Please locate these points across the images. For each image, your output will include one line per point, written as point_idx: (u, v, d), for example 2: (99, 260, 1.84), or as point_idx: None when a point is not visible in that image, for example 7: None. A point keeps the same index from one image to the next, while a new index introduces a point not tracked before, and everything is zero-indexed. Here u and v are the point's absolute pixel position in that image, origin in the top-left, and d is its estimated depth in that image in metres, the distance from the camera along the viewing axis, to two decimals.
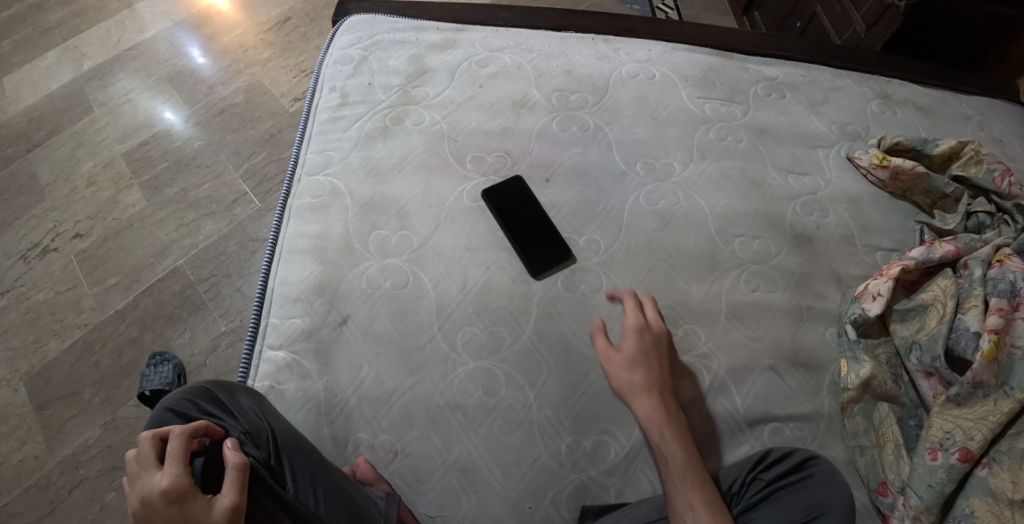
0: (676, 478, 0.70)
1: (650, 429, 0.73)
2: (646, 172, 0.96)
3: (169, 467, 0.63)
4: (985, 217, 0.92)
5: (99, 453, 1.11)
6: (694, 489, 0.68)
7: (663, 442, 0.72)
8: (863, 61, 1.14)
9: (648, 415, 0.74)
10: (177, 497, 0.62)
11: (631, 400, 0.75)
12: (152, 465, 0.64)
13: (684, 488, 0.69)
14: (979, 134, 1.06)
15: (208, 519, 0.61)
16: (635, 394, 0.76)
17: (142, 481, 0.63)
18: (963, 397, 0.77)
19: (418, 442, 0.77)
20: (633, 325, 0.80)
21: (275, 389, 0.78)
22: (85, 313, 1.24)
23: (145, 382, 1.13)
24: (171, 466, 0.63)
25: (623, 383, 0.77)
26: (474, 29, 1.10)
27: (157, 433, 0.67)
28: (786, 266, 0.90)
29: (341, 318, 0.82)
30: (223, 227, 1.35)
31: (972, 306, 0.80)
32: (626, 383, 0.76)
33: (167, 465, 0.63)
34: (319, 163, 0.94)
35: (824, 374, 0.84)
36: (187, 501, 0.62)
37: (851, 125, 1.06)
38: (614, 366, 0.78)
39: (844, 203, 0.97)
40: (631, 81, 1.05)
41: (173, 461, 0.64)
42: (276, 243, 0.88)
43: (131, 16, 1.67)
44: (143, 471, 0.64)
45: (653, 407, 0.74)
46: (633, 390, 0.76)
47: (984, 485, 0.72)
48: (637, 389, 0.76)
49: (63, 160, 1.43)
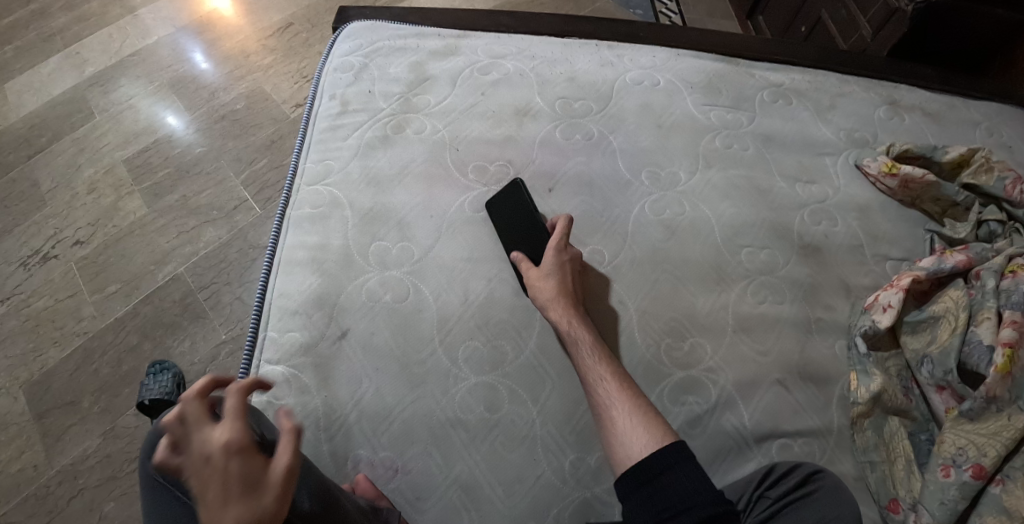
0: (600, 387, 0.74)
1: (575, 345, 0.77)
2: (651, 180, 0.94)
3: (229, 418, 0.53)
4: (996, 225, 0.90)
5: (98, 463, 1.10)
6: (621, 395, 0.72)
7: (586, 355, 0.76)
8: (871, 67, 1.13)
9: (572, 333, 0.77)
10: (248, 453, 0.51)
11: (552, 317, 0.79)
12: (205, 418, 0.53)
13: (610, 397, 0.72)
14: (990, 141, 1.04)
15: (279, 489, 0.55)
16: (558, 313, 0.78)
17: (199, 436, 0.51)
18: (976, 411, 0.74)
19: (419, 458, 0.75)
20: (556, 250, 0.82)
21: (273, 404, 0.77)
22: (85, 321, 1.23)
23: (142, 391, 1.09)
24: (229, 416, 0.53)
25: (544, 300, 0.79)
26: (476, 36, 1.08)
27: (208, 381, 0.58)
28: (794, 277, 0.88)
29: (340, 331, 0.81)
30: (224, 235, 1.34)
31: (984, 318, 0.79)
32: (545, 298, 0.79)
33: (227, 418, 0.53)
34: (318, 173, 0.92)
35: (834, 388, 0.82)
36: (252, 461, 0.50)
37: (859, 132, 1.04)
38: (534, 280, 0.81)
39: (852, 212, 0.95)
40: (636, 88, 1.03)
41: (230, 413, 0.53)
42: (274, 254, 0.86)
43: (133, 21, 1.66)
44: (194, 424, 0.53)
45: (574, 325, 0.78)
46: (554, 304, 0.79)
47: (998, 502, 0.70)
48: (560, 310, 0.79)
49: (64, 166, 1.43)
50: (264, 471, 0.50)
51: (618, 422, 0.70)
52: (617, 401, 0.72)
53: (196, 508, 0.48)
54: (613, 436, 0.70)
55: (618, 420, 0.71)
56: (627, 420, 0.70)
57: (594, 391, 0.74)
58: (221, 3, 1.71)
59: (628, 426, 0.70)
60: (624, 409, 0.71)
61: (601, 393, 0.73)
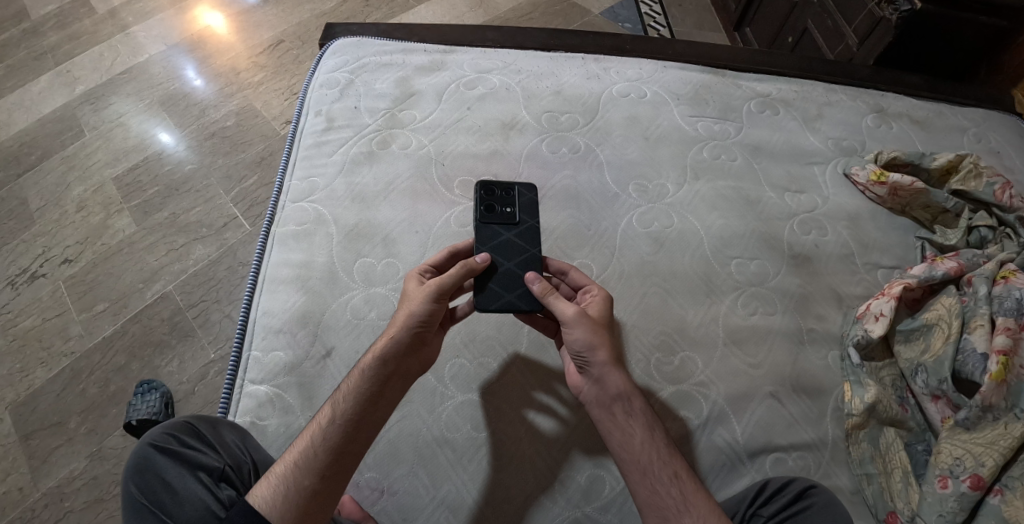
0: (669, 483, 0.64)
1: (635, 423, 0.67)
2: (639, 193, 0.94)
3: (428, 289, 0.71)
4: (987, 231, 0.90)
5: (84, 485, 1.08)
6: (696, 495, 0.63)
7: (653, 440, 0.67)
8: (857, 75, 1.12)
9: (636, 409, 0.68)
10: (415, 332, 0.69)
11: (608, 386, 0.68)
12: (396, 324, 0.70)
13: (682, 497, 0.63)
14: (979, 147, 1.04)
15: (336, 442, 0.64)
16: (611, 380, 0.69)
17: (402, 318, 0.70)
18: (972, 420, 0.73)
19: (405, 479, 0.74)
20: (604, 303, 0.74)
21: (257, 425, 0.75)
22: (73, 340, 1.22)
23: (132, 410, 1.10)
24: (438, 286, 0.71)
25: (599, 358, 0.69)
26: (463, 51, 1.08)
27: (455, 247, 0.78)
28: (785, 287, 0.87)
29: (324, 350, 0.79)
30: (213, 252, 1.33)
31: (978, 325, 0.77)
32: (598, 356, 0.69)
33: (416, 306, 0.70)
34: (304, 190, 0.92)
35: (828, 399, 0.80)
36: (410, 342, 0.69)
37: (847, 141, 1.03)
38: (581, 325, 0.70)
39: (842, 221, 0.94)
40: (622, 101, 1.03)
41: (430, 287, 0.71)
42: (258, 273, 0.85)
43: (125, 39, 1.67)
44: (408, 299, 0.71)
45: (640, 398, 0.68)
46: (611, 368, 0.69)
47: (998, 513, 0.68)
48: (619, 375, 0.69)
49: (53, 184, 1.42)
50: (410, 348, 0.69)
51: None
52: (696, 502, 0.63)
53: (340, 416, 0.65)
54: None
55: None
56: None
57: (655, 487, 0.64)
58: (214, 21, 1.72)
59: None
60: (701, 514, 0.62)
61: (667, 491, 0.64)
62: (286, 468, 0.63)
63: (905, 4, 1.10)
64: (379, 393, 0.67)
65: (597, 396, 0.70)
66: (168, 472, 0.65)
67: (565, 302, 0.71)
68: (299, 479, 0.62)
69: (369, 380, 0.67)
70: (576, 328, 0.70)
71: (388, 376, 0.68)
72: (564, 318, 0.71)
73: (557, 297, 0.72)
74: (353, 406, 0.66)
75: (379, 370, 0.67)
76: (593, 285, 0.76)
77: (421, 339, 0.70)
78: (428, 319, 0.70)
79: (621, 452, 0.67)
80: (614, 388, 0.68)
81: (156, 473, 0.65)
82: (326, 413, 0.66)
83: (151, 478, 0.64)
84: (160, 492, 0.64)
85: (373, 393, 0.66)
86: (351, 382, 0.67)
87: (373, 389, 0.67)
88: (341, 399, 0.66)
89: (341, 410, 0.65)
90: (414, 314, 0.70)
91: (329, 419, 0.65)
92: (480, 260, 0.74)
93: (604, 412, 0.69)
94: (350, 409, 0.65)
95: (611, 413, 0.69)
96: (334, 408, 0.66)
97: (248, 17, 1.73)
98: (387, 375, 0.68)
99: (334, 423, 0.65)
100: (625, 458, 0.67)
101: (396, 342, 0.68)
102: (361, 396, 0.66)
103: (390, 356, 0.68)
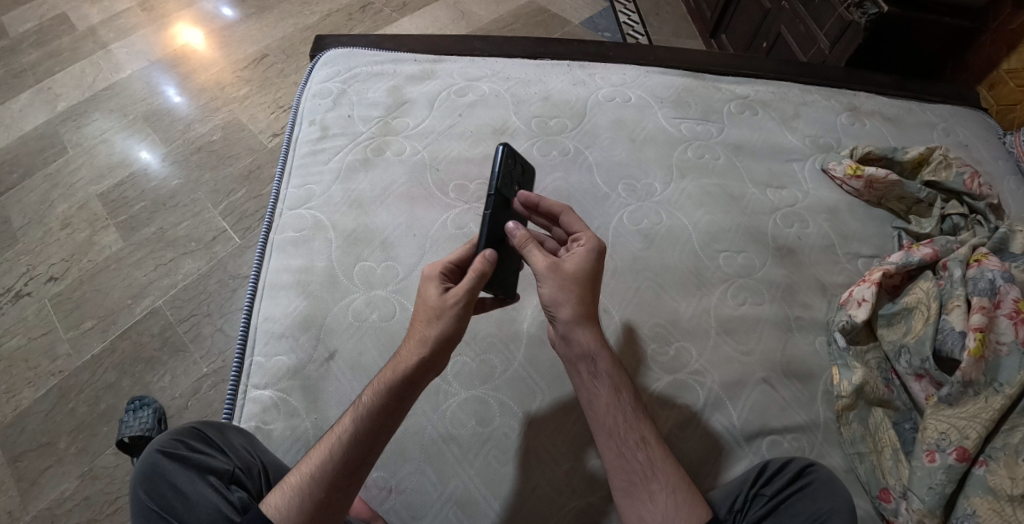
0: (637, 448, 0.68)
1: (600, 383, 0.71)
2: (628, 193, 0.97)
3: (453, 297, 0.69)
4: (959, 219, 0.95)
5: (77, 505, 1.06)
6: (663, 462, 0.67)
7: (619, 403, 0.70)
8: (831, 76, 1.18)
9: (601, 369, 0.71)
10: (441, 341, 0.68)
11: (574, 344, 0.71)
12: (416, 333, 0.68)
13: (650, 462, 0.67)
14: (947, 141, 1.10)
15: (350, 452, 0.64)
16: (584, 334, 0.71)
17: (418, 326, 0.69)
18: (955, 396, 0.77)
19: (413, 476, 0.75)
20: (586, 256, 0.73)
21: (262, 429, 0.76)
22: (60, 359, 1.19)
23: (125, 428, 1.05)
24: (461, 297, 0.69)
25: (564, 314, 0.71)
26: (452, 60, 1.11)
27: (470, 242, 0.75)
28: (771, 278, 0.91)
29: (328, 353, 0.80)
30: (203, 265, 1.32)
31: (955, 306, 0.81)
32: (562, 312, 0.72)
33: (438, 313, 0.68)
34: (300, 197, 0.93)
35: (818, 383, 0.83)
36: (436, 352, 0.68)
37: (823, 138, 1.08)
38: (550, 280, 0.71)
39: (822, 214, 0.98)
40: (608, 105, 1.06)
41: (454, 296, 0.69)
42: (258, 279, 0.86)
43: (106, 56, 1.66)
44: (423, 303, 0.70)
45: (604, 359, 0.71)
46: (582, 328, 0.71)
47: (983, 483, 0.71)
48: (586, 331, 0.71)
49: (37, 202, 1.40)
50: (435, 358, 0.68)
51: (657, 496, 0.65)
52: (662, 467, 0.67)
53: (356, 427, 0.65)
54: (644, 509, 0.65)
55: (658, 495, 0.65)
56: (670, 497, 0.65)
57: (622, 451, 0.68)
58: (193, 38, 1.72)
59: (670, 503, 0.65)
60: (667, 481, 0.66)
61: (634, 455, 0.67)
62: (302, 480, 0.63)
63: (872, 7, 1.15)
64: (399, 405, 0.67)
65: (565, 354, 0.73)
66: (177, 477, 0.66)
67: (541, 254, 0.72)
68: (315, 491, 0.62)
69: (391, 394, 0.66)
70: (545, 283, 0.72)
71: (411, 390, 0.67)
72: (540, 267, 0.72)
73: (533, 247, 0.73)
74: (375, 421, 0.65)
75: (404, 384, 0.66)
76: (583, 237, 0.74)
77: (447, 350, 0.69)
78: (456, 327, 0.69)
79: (590, 412, 0.71)
80: (580, 346, 0.71)
81: (166, 480, 0.66)
82: (347, 426, 0.65)
83: (161, 485, 0.66)
84: (169, 498, 0.65)
85: (393, 404, 0.66)
86: (373, 397, 0.66)
87: (397, 404, 0.66)
88: (362, 413, 0.65)
89: (361, 424, 0.65)
90: (443, 325, 0.68)
91: (349, 433, 0.64)
92: (491, 256, 0.70)
93: (572, 369, 0.73)
94: (372, 424, 0.65)
95: (578, 372, 0.72)
96: (353, 421, 0.65)
97: (230, 33, 1.74)
98: (408, 386, 0.67)
99: (355, 439, 0.64)
100: (593, 417, 0.71)
101: (422, 356, 0.67)
102: (384, 411, 0.65)
103: (416, 369, 0.67)
